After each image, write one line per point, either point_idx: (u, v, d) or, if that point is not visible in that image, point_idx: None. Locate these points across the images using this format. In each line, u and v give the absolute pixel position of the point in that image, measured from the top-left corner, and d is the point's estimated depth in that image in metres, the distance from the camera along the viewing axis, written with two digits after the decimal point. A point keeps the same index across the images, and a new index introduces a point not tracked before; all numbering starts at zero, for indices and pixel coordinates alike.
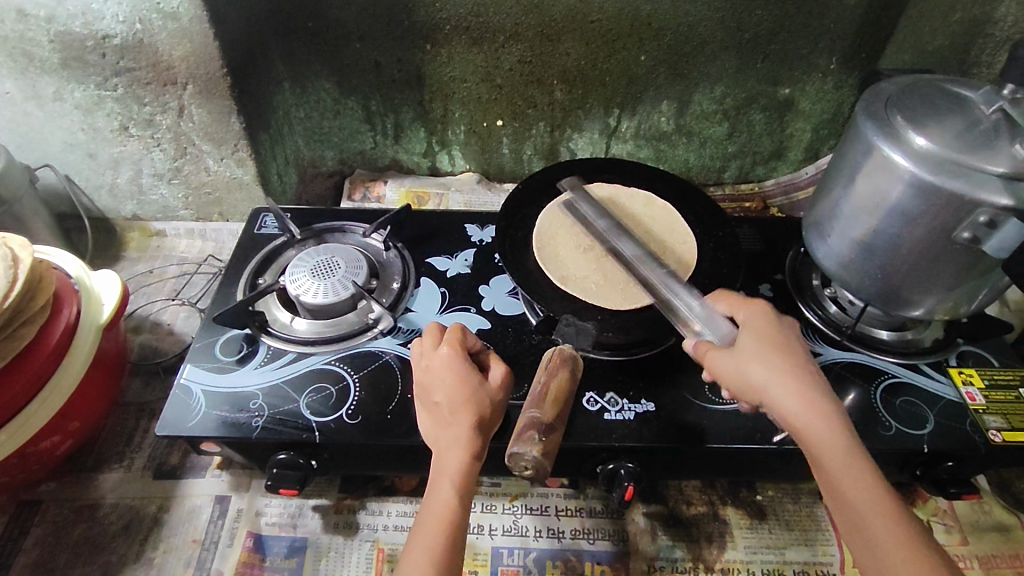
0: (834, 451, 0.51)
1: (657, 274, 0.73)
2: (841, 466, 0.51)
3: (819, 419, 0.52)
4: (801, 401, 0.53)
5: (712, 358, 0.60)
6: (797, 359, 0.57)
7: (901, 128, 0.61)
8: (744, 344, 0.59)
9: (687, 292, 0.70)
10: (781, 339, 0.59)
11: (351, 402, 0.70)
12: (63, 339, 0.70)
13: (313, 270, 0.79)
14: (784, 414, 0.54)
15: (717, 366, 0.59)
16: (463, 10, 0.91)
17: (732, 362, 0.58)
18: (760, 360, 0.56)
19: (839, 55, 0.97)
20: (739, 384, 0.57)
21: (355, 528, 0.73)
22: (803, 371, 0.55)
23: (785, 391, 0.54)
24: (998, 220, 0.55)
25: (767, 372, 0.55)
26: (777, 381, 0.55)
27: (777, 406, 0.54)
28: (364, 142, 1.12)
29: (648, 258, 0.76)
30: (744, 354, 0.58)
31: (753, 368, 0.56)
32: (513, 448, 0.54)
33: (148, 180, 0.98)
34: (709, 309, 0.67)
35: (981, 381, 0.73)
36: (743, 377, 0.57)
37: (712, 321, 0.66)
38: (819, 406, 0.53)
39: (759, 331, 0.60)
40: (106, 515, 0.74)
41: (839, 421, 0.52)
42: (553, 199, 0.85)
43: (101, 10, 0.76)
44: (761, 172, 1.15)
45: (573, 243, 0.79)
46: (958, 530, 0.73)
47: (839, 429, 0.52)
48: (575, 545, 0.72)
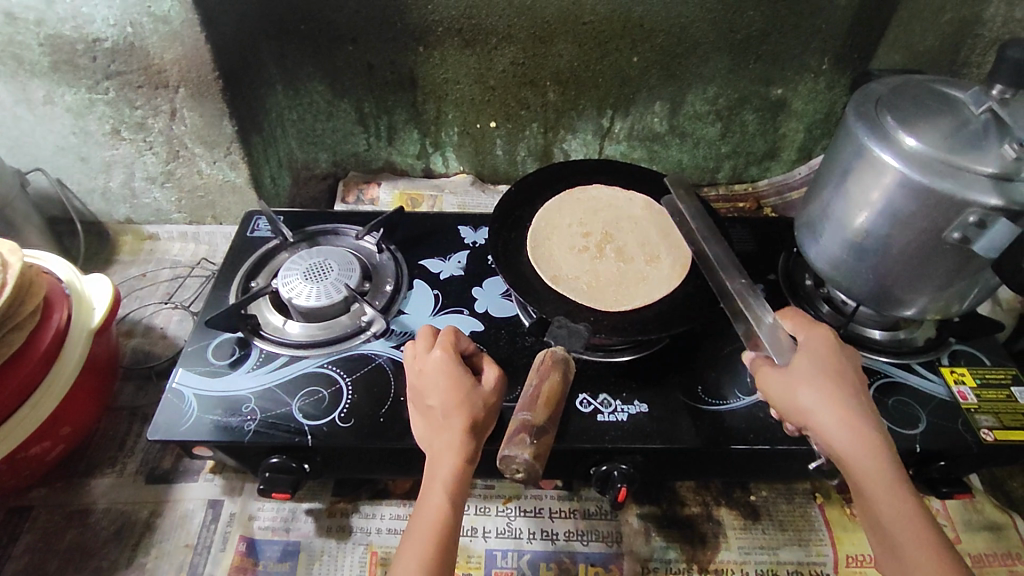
0: (878, 483, 0.53)
1: (736, 284, 0.71)
2: (885, 498, 0.52)
3: (865, 449, 0.54)
4: (849, 430, 0.55)
5: (764, 376, 0.61)
6: (849, 387, 0.58)
7: (891, 129, 0.62)
8: (798, 367, 0.60)
9: (761, 306, 0.68)
10: (837, 365, 0.59)
11: (344, 405, 0.70)
12: (53, 344, 0.70)
13: (306, 273, 0.79)
14: (830, 440, 0.55)
15: (768, 384, 0.60)
16: (455, 12, 0.91)
17: (782, 384, 0.59)
18: (811, 386, 0.57)
19: (831, 55, 0.97)
20: (788, 406, 0.59)
21: (348, 531, 0.73)
22: (854, 400, 0.57)
23: (833, 419, 0.55)
24: (988, 220, 0.56)
25: (818, 398, 0.57)
26: (827, 409, 0.56)
27: (823, 433, 0.56)
28: (358, 144, 1.11)
29: (732, 265, 0.73)
30: (796, 378, 0.59)
31: (803, 393, 0.57)
32: (504, 451, 0.54)
33: (140, 183, 0.98)
34: (776, 327, 0.65)
35: (973, 380, 0.73)
36: (792, 400, 0.58)
37: (776, 338, 0.64)
38: (867, 438, 0.54)
39: (816, 354, 0.60)
40: (97, 520, 0.73)
41: (885, 453, 0.54)
42: (550, 200, 0.86)
43: (91, 13, 0.76)
44: (754, 172, 1.16)
45: (567, 244, 0.80)
46: (951, 529, 0.73)
47: (884, 460, 0.53)
48: (569, 547, 0.72)
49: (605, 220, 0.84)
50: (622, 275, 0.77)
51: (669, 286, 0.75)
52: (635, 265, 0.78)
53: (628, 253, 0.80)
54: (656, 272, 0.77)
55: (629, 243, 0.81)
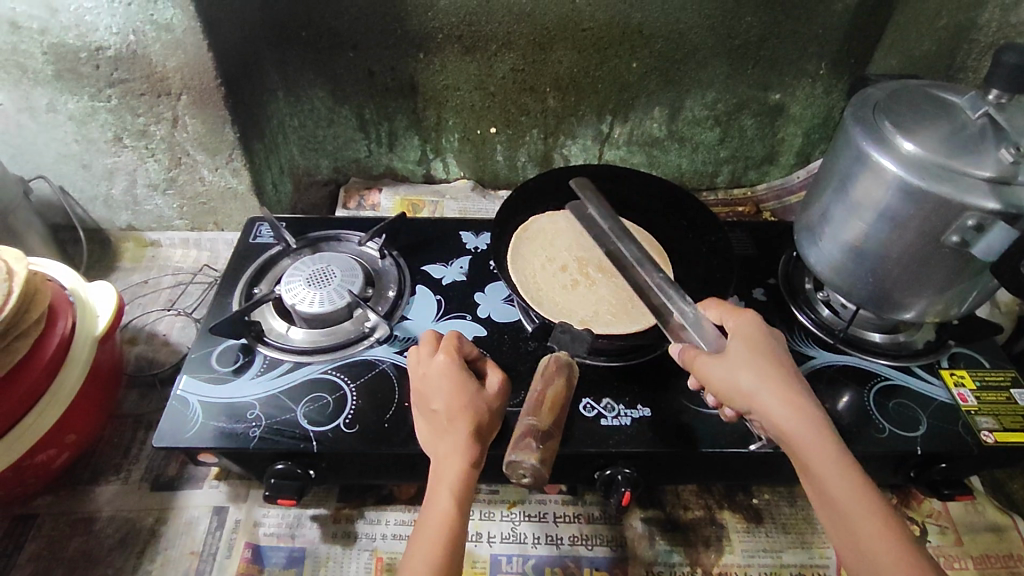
0: (824, 458, 0.51)
1: (653, 279, 0.71)
2: (832, 473, 0.51)
3: (809, 426, 0.52)
4: (789, 407, 0.54)
5: (700, 363, 0.59)
6: (786, 366, 0.57)
7: (888, 133, 0.62)
8: (733, 350, 0.59)
9: (681, 297, 0.69)
10: (770, 346, 0.59)
11: (349, 411, 0.70)
12: (58, 351, 0.70)
13: (309, 279, 0.80)
14: (774, 419, 0.54)
15: (706, 371, 0.58)
16: (455, 18, 0.92)
17: (720, 367, 0.58)
18: (750, 366, 0.56)
19: (828, 60, 0.98)
20: (729, 390, 0.57)
21: (353, 537, 0.73)
22: (792, 378, 0.56)
23: (774, 397, 0.54)
24: (985, 224, 0.56)
25: (755, 378, 0.56)
26: (767, 387, 0.55)
27: (766, 412, 0.54)
28: (358, 150, 1.12)
29: (647, 260, 0.73)
30: (734, 360, 0.58)
31: (742, 374, 0.56)
32: (511, 455, 0.54)
33: (142, 191, 0.98)
34: (700, 315, 0.66)
35: (972, 382, 0.74)
36: (734, 381, 0.56)
37: (701, 326, 0.65)
38: (808, 412, 0.53)
39: (751, 337, 0.60)
40: (102, 528, 0.73)
41: (826, 427, 0.53)
42: (511, 249, 0.84)
43: (94, 21, 0.76)
44: (753, 176, 1.16)
45: (557, 284, 0.81)
46: (952, 530, 0.74)
47: (826, 434, 0.52)
48: (574, 551, 0.72)
49: (565, 247, 0.85)
50: (623, 289, 0.81)
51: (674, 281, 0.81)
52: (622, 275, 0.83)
53: (608, 265, 0.85)
54: None
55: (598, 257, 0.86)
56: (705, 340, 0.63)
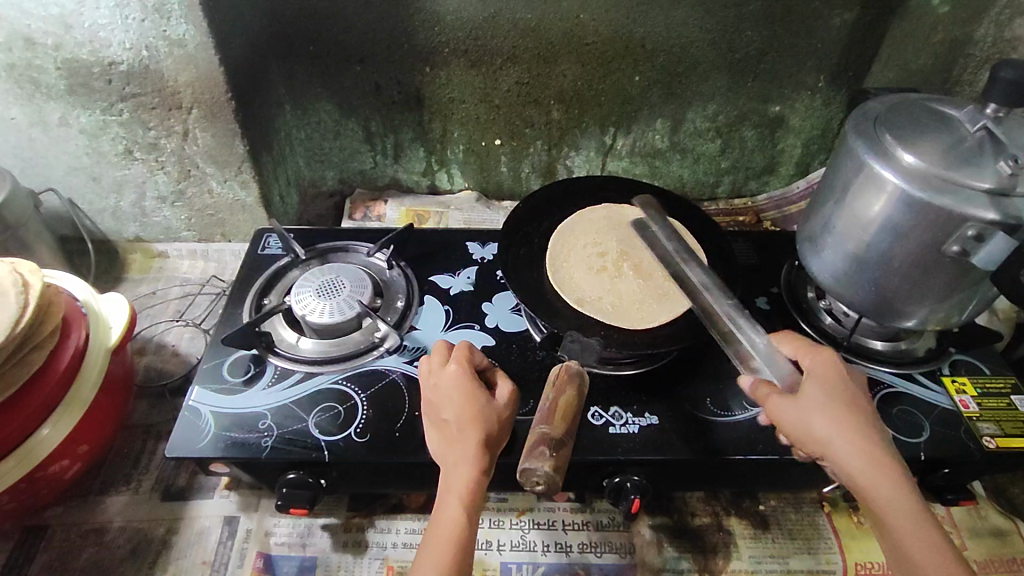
0: (901, 511, 0.53)
1: (723, 306, 0.73)
2: (907, 526, 0.52)
3: (884, 480, 0.54)
4: (865, 459, 0.55)
5: (773, 404, 0.60)
6: (861, 413, 0.58)
7: (890, 146, 0.64)
8: (808, 394, 0.59)
9: (752, 328, 0.70)
10: (846, 390, 0.60)
11: (359, 421, 0.71)
12: (71, 363, 0.71)
13: (319, 290, 0.80)
14: (847, 470, 0.55)
15: (781, 414, 0.59)
16: (461, 33, 0.94)
17: (794, 411, 0.59)
18: (826, 414, 0.57)
19: (827, 74, 1.00)
20: (803, 435, 0.58)
21: (363, 546, 0.74)
22: (866, 427, 0.57)
23: (850, 447, 0.55)
24: (986, 234, 0.58)
25: (830, 426, 0.57)
26: (843, 436, 0.56)
27: (840, 461, 0.56)
28: (364, 161, 1.13)
29: (716, 287, 0.75)
30: (809, 405, 0.58)
31: (819, 421, 0.57)
32: (525, 463, 0.55)
33: (151, 203, 0.99)
34: (775, 350, 0.68)
35: (974, 389, 0.75)
36: (808, 427, 0.57)
37: (775, 361, 0.66)
38: (885, 465, 0.54)
39: (826, 380, 0.60)
40: (113, 538, 0.74)
41: (902, 479, 0.54)
42: (564, 221, 0.86)
43: (108, 37, 0.77)
44: (754, 187, 1.18)
45: (585, 263, 0.80)
46: (956, 535, 0.75)
47: (901, 487, 0.53)
48: (583, 559, 0.73)
49: (619, 238, 0.84)
50: (643, 292, 0.77)
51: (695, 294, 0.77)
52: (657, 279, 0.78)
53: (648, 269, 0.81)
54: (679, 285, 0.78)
55: (645, 259, 0.82)
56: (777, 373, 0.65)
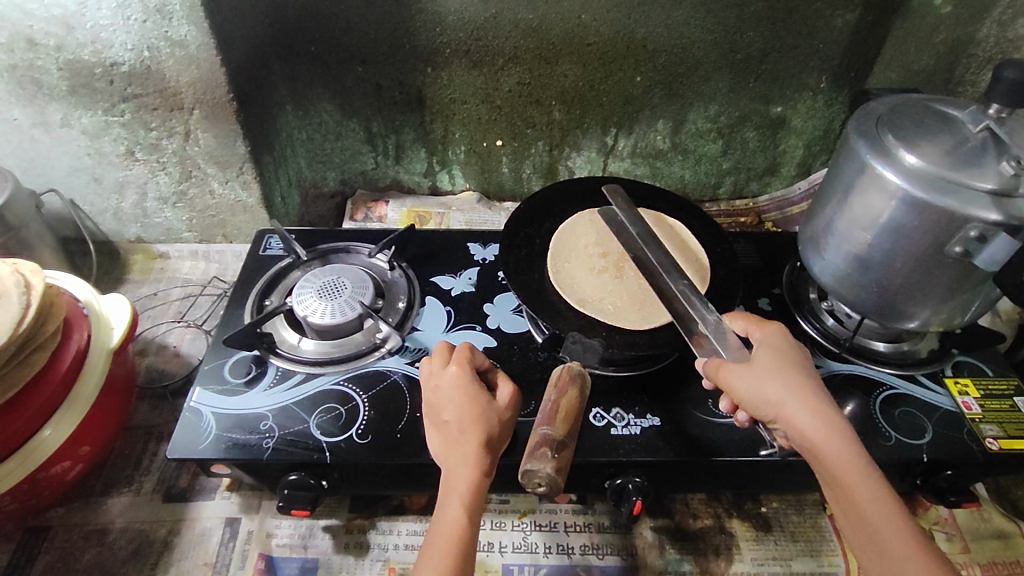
0: (852, 466, 0.52)
1: (678, 286, 0.72)
2: (858, 481, 0.52)
3: (834, 435, 0.54)
4: (815, 415, 0.55)
5: (726, 372, 0.60)
6: (810, 377, 0.58)
7: (892, 146, 0.64)
8: (758, 361, 0.60)
9: (705, 307, 0.70)
10: (794, 358, 0.60)
11: (361, 422, 0.71)
12: (73, 364, 0.71)
13: (321, 291, 0.80)
14: (798, 428, 0.55)
15: (733, 381, 0.59)
16: (463, 34, 0.94)
17: (745, 376, 0.59)
18: (778, 376, 0.58)
19: (829, 74, 1.00)
20: (756, 400, 0.58)
21: (365, 547, 0.73)
22: (815, 388, 0.57)
23: (801, 406, 0.56)
24: (988, 234, 0.58)
25: (781, 387, 0.57)
26: (796, 396, 0.56)
27: (794, 422, 0.56)
28: (365, 162, 1.13)
29: (673, 268, 0.74)
30: (761, 370, 0.59)
31: (770, 383, 0.57)
32: (527, 465, 0.55)
33: (153, 203, 0.99)
34: (723, 327, 0.66)
35: (976, 391, 0.75)
36: (759, 389, 0.58)
37: (723, 337, 0.65)
38: (835, 422, 0.54)
39: (776, 348, 0.61)
40: (115, 540, 0.74)
41: (851, 436, 0.54)
42: (565, 222, 0.86)
43: (110, 38, 0.77)
44: (755, 188, 1.18)
45: (586, 264, 0.80)
46: (959, 537, 0.74)
47: (849, 441, 0.53)
48: (585, 561, 0.72)
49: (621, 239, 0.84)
50: (645, 293, 0.77)
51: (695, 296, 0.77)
52: None
53: None
54: None
55: None
56: (725, 348, 0.64)
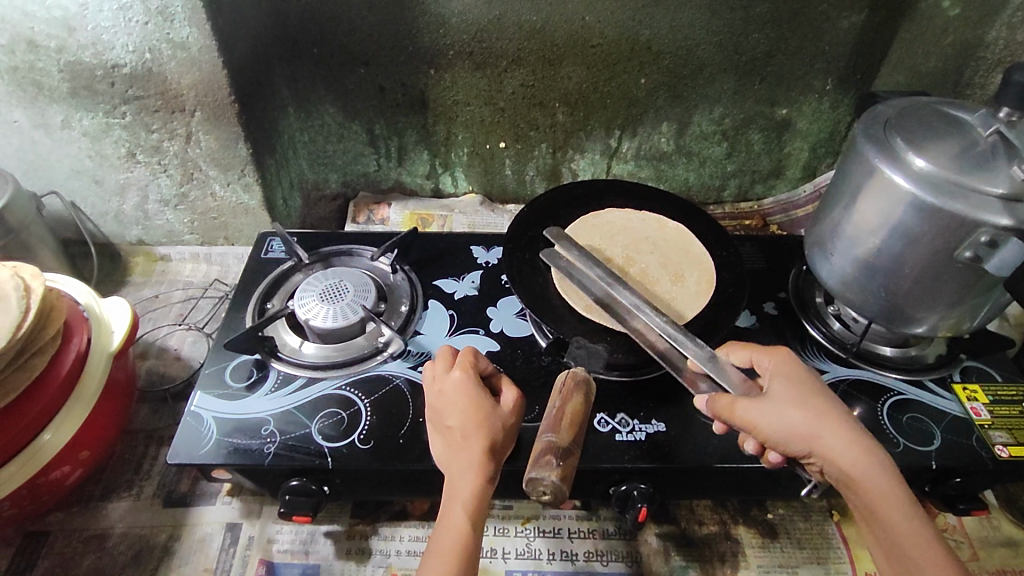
0: (893, 497, 0.53)
1: (657, 323, 0.69)
2: (900, 512, 0.53)
3: (876, 468, 0.54)
4: (853, 448, 0.55)
5: (746, 409, 0.58)
6: (834, 405, 0.58)
7: (901, 150, 0.63)
8: (780, 393, 0.58)
9: (692, 339, 0.67)
10: (813, 384, 0.60)
11: (363, 427, 0.70)
12: (73, 368, 0.70)
13: (322, 294, 0.80)
14: (839, 463, 0.55)
15: (762, 420, 0.57)
16: (466, 36, 0.93)
17: (774, 412, 0.57)
18: (806, 408, 0.57)
19: (835, 76, 1.00)
20: (788, 435, 0.56)
21: (367, 554, 0.73)
22: (844, 417, 0.57)
23: (839, 440, 0.55)
24: (999, 239, 0.57)
25: (812, 421, 0.56)
26: (830, 430, 0.56)
27: (832, 456, 0.55)
28: (368, 164, 1.13)
29: (647, 305, 0.71)
30: (787, 403, 0.57)
31: (802, 417, 0.56)
32: (531, 472, 0.55)
33: (154, 206, 0.99)
34: (718, 359, 0.65)
35: (985, 397, 0.74)
36: (792, 425, 0.56)
37: (723, 371, 0.64)
38: (873, 454, 0.55)
39: (793, 376, 0.60)
40: (115, 545, 0.73)
41: (889, 466, 0.55)
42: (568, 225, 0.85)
43: (111, 40, 0.77)
44: (760, 190, 1.17)
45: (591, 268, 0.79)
46: (968, 545, 0.74)
47: (890, 474, 0.54)
48: (589, 567, 0.72)
49: (623, 243, 0.84)
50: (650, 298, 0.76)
51: (701, 302, 0.77)
52: (663, 287, 0.78)
53: (654, 275, 0.80)
54: (685, 292, 0.78)
55: (650, 265, 0.81)
56: (730, 383, 0.62)
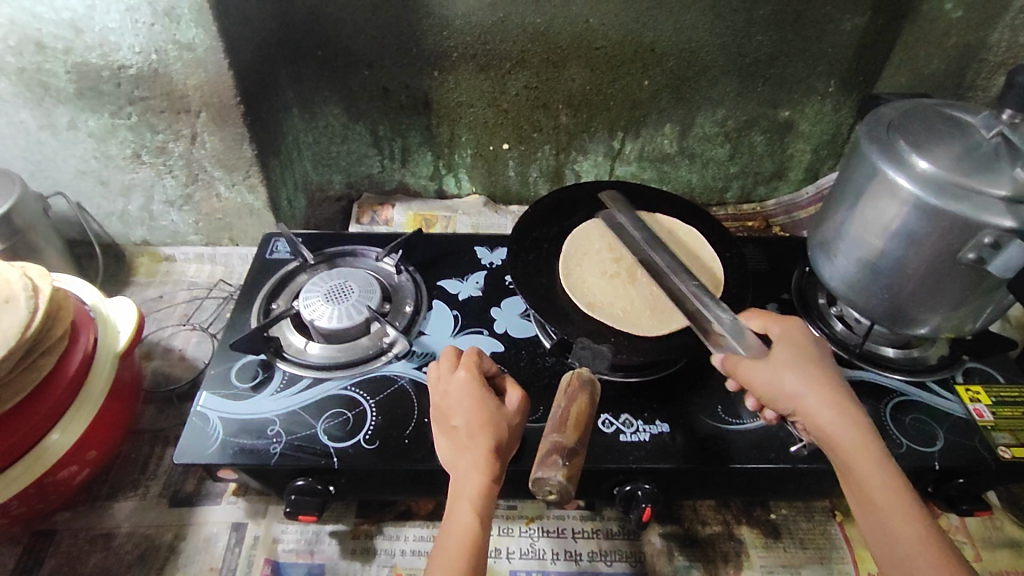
0: (866, 456, 0.54)
1: (688, 286, 0.74)
2: (872, 469, 0.53)
3: (851, 426, 0.55)
4: (831, 406, 0.57)
5: (743, 365, 0.62)
6: (828, 371, 0.60)
7: (904, 152, 0.63)
8: (779, 355, 0.61)
9: (717, 305, 0.70)
10: (813, 352, 0.62)
11: (368, 427, 0.71)
12: (81, 368, 0.71)
13: (327, 295, 0.80)
14: (816, 419, 0.57)
15: (753, 373, 0.61)
16: (470, 38, 0.94)
17: (765, 368, 0.60)
18: (794, 368, 0.59)
19: (837, 78, 1.00)
20: (773, 391, 0.60)
21: (372, 553, 0.73)
22: (833, 382, 0.59)
23: (819, 399, 0.57)
24: (1002, 241, 0.57)
25: (800, 380, 0.58)
26: (812, 389, 0.58)
27: (811, 413, 0.57)
28: (371, 165, 1.13)
29: (681, 270, 0.76)
30: (780, 363, 0.60)
31: (790, 377, 0.59)
32: (537, 473, 0.55)
33: (159, 206, 0.99)
34: (739, 323, 0.67)
35: (988, 398, 0.75)
36: (777, 382, 0.59)
37: (741, 334, 0.65)
38: (852, 415, 0.56)
39: (795, 342, 0.63)
40: (121, 544, 0.73)
41: (868, 428, 0.55)
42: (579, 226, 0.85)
43: (118, 41, 0.77)
44: (762, 192, 1.18)
45: (598, 268, 0.80)
46: (970, 545, 0.74)
47: (865, 433, 0.55)
48: (593, 568, 0.72)
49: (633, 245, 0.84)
50: (657, 299, 0.76)
51: None
52: None
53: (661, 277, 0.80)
54: None
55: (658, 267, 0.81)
56: (745, 345, 0.63)
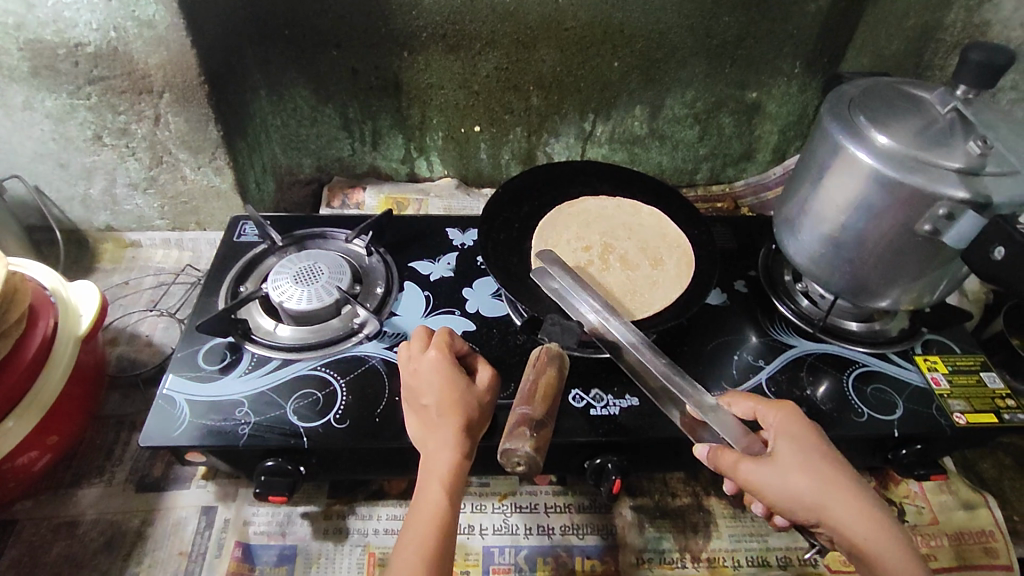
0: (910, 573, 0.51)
1: (657, 366, 0.68)
2: None
3: (887, 538, 0.52)
4: (863, 518, 0.52)
5: (748, 470, 0.56)
6: (847, 470, 0.55)
7: (864, 127, 0.64)
8: (786, 455, 0.56)
9: (692, 385, 0.66)
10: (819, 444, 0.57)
11: (339, 407, 0.70)
12: (39, 353, 0.69)
13: (296, 276, 0.79)
14: (848, 534, 0.53)
15: (766, 483, 0.55)
16: (439, 17, 0.93)
17: (777, 477, 0.55)
18: (810, 474, 0.54)
19: (803, 60, 1.02)
20: (793, 503, 0.54)
21: (344, 533, 0.73)
22: (853, 481, 0.54)
23: (848, 511, 0.53)
24: (956, 212, 0.59)
25: (822, 489, 0.54)
26: (838, 500, 0.53)
27: (840, 526, 0.53)
28: (342, 148, 1.12)
29: (643, 343, 0.70)
30: (794, 471, 0.55)
31: (810, 487, 0.54)
32: (505, 444, 0.55)
33: (122, 190, 0.97)
34: (722, 410, 0.63)
35: (944, 367, 0.77)
36: (796, 493, 0.54)
37: (724, 423, 0.61)
38: (882, 523, 0.52)
39: (796, 435, 0.58)
40: (86, 531, 0.72)
41: (902, 536, 0.52)
42: (543, 218, 0.85)
43: (73, 17, 0.75)
44: (731, 173, 1.19)
45: (573, 259, 0.81)
46: (928, 510, 0.77)
47: (902, 545, 0.52)
48: (565, 541, 0.73)
49: (601, 231, 0.85)
50: (633, 284, 0.79)
51: (685, 286, 0.78)
52: (642, 272, 0.80)
53: (633, 260, 0.81)
54: (664, 276, 0.79)
55: (630, 250, 0.83)
56: (732, 436, 0.60)
